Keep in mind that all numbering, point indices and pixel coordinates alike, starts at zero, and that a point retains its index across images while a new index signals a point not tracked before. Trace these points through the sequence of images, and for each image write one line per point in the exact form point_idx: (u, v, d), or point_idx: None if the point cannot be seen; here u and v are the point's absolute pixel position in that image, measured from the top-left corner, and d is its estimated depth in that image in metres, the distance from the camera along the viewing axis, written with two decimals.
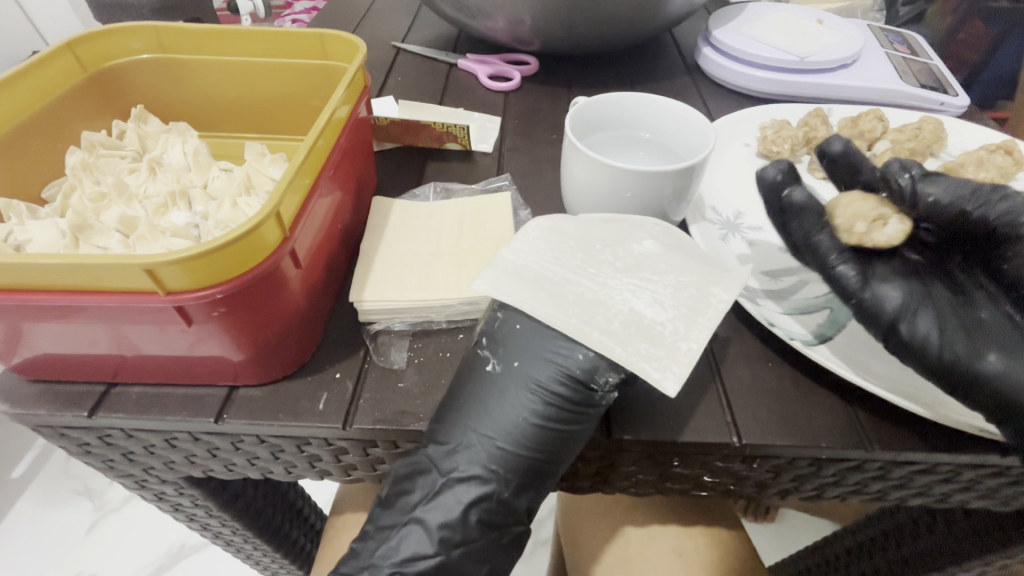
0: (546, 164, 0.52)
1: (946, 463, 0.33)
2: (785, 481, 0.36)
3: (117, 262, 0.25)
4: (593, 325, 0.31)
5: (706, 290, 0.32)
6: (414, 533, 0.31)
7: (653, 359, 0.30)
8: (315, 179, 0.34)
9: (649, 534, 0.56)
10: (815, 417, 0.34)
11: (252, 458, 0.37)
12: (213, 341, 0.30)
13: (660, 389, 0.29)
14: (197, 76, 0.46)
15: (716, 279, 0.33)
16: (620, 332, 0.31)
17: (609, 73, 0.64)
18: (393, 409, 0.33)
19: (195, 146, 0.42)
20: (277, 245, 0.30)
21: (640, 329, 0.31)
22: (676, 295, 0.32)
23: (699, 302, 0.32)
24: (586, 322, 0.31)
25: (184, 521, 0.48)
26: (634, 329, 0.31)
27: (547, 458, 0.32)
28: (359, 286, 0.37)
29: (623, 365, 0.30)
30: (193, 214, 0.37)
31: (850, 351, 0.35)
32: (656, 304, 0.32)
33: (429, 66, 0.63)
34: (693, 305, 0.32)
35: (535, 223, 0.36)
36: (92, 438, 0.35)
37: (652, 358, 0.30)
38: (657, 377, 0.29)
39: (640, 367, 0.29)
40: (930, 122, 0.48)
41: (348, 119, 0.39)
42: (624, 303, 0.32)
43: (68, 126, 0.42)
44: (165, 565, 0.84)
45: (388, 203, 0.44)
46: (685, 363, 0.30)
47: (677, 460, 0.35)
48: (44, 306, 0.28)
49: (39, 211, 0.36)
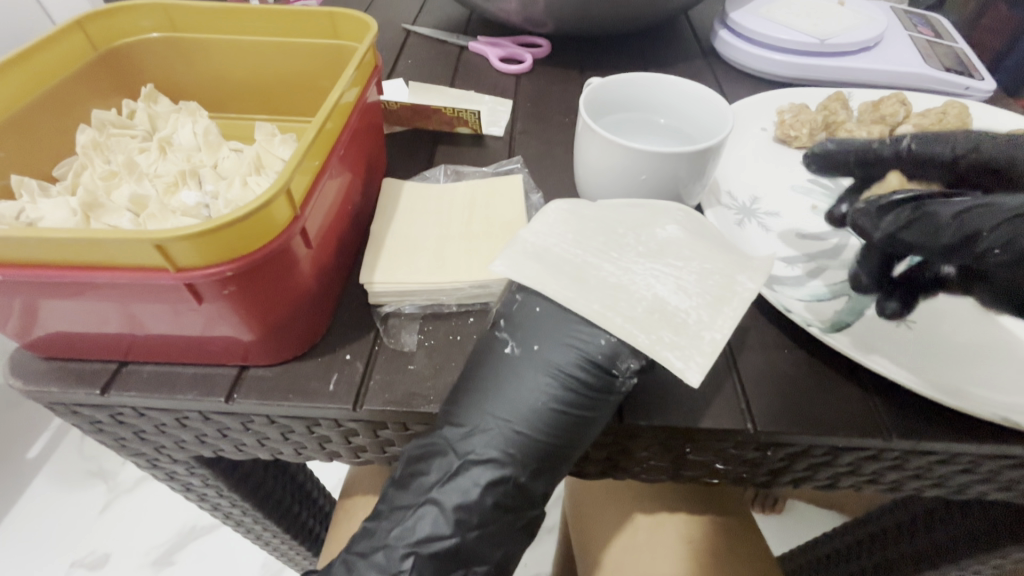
0: (558, 147, 0.51)
1: (967, 454, 0.32)
2: (799, 469, 0.36)
3: (128, 237, 0.25)
4: (616, 311, 0.30)
5: (731, 277, 0.32)
6: (429, 515, 0.31)
7: (676, 348, 0.29)
8: (325, 160, 0.33)
9: (659, 522, 0.55)
10: (834, 405, 0.33)
11: (262, 439, 0.37)
12: (224, 319, 0.30)
13: (683, 379, 0.28)
14: (206, 56, 0.45)
15: (741, 267, 0.33)
16: (643, 319, 0.30)
17: (622, 56, 0.63)
18: (403, 391, 0.33)
19: (205, 125, 0.42)
20: (287, 223, 0.29)
21: (663, 315, 0.30)
22: (700, 283, 0.31)
23: (724, 289, 0.31)
24: (608, 307, 0.31)
25: (195, 500, 0.49)
26: (657, 315, 0.30)
27: (562, 442, 0.31)
28: (370, 268, 0.37)
29: (645, 353, 0.30)
30: (202, 194, 0.37)
31: (868, 338, 0.34)
32: (679, 291, 0.31)
33: (441, 48, 0.63)
34: (717, 293, 0.31)
35: (553, 205, 0.35)
36: (104, 416, 0.35)
37: (675, 347, 0.29)
38: (681, 367, 0.29)
39: (663, 356, 0.29)
40: (956, 107, 0.47)
41: (357, 101, 0.38)
42: (648, 289, 0.31)
43: (78, 106, 0.42)
44: (177, 545, 0.85)
45: (398, 184, 0.43)
46: (709, 354, 0.29)
47: (690, 446, 0.34)
48: (57, 281, 0.28)
49: (50, 189, 0.36)
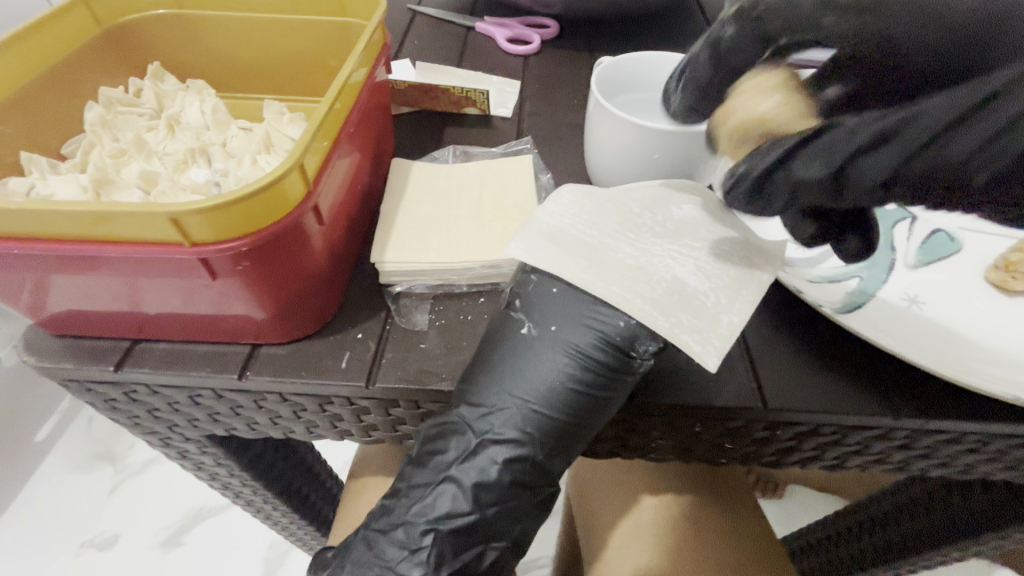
0: (567, 129, 0.50)
1: (975, 433, 0.33)
2: (807, 448, 0.36)
3: (142, 210, 0.25)
4: (634, 294, 0.30)
5: (752, 260, 0.32)
6: (449, 492, 0.31)
7: (696, 332, 0.29)
8: (334, 141, 0.33)
9: (664, 503, 0.56)
10: (845, 385, 0.33)
11: (274, 417, 0.37)
12: (237, 297, 0.30)
13: (701, 363, 0.28)
14: (213, 33, 0.45)
15: (761, 249, 0.33)
16: (662, 300, 0.30)
17: (630, 36, 0.62)
18: (415, 368, 0.33)
19: (213, 105, 0.42)
20: (300, 200, 0.29)
21: (682, 297, 0.30)
22: (721, 265, 0.32)
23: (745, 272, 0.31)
24: (626, 290, 0.30)
25: (207, 480, 0.49)
26: (676, 296, 0.30)
27: (577, 421, 0.31)
28: (381, 248, 0.37)
29: (664, 337, 0.30)
30: (212, 172, 0.37)
31: (877, 319, 0.34)
32: (699, 272, 0.31)
33: (447, 29, 0.62)
34: (737, 276, 0.31)
35: (568, 187, 0.35)
36: (118, 393, 0.36)
37: (694, 331, 0.29)
38: (700, 351, 0.29)
39: (682, 340, 0.29)
40: None
41: (365, 82, 0.37)
42: (667, 270, 0.31)
43: (86, 82, 0.42)
44: (184, 527, 0.86)
45: (407, 163, 0.43)
46: (726, 336, 0.29)
47: (699, 425, 0.34)
48: (73, 255, 0.28)
49: (60, 166, 0.36)
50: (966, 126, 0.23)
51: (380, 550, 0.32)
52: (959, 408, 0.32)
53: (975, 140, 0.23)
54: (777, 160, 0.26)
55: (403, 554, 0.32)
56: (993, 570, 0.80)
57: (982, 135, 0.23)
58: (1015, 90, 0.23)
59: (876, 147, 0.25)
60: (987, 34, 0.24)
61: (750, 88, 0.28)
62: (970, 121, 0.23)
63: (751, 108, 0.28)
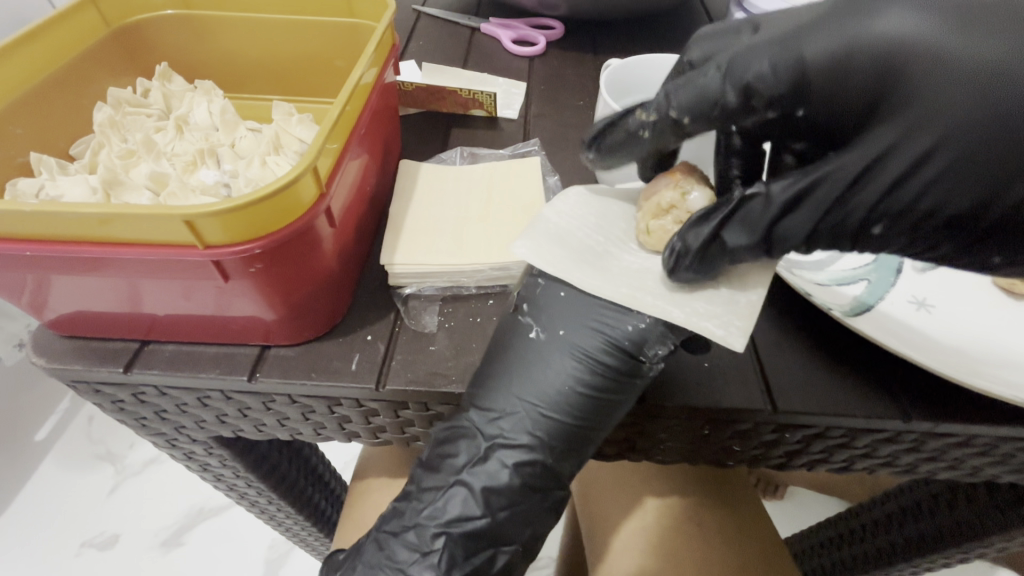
0: (573, 130, 0.51)
1: (985, 436, 0.33)
2: (815, 451, 0.36)
3: (157, 212, 0.25)
4: (643, 291, 0.30)
5: None
6: (459, 495, 0.31)
7: (715, 317, 0.29)
8: (345, 143, 0.33)
9: (669, 505, 0.56)
10: (854, 389, 0.33)
11: (282, 419, 0.37)
12: (250, 299, 0.30)
13: (727, 346, 0.28)
14: (220, 34, 0.45)
15: None
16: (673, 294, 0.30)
17: (635, 37, 0.62)
18: (425, 370, 0.33)
19: (222, 105, 0.42)
20: (313, 202, 0.29)
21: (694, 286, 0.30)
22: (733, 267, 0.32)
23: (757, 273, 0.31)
24: (636, 289, 0.30)
25: (213, 481, 0.49)
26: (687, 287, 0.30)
27: (586, 425, 0.31)
28: (391, 249, 0.37)
29: (683, 327, 0.29)
30: (222, 173, 0.37)
31: (885, 322, 0.34)
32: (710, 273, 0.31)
33: (452, 30, 0.61)
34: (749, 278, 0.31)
35: (575, 188, 0.35)
36: (126, 395, 0.35)
37: (713, 315, 0.29)
38: (724, 334, 0.28)
39: (703, 326, 0.29)
40: None
41: (375, 82, 0.37)
42: None
43: (94, 82, 0.41)
44: (185, 527, 0.86)
45: (416, 165, 0.43)
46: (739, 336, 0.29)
47: (709, 427, 0.34)
48: (84, 258, 0.28)
49: (69, 168, 0.36)
50: (865, 182, 0.26)
51: (391, 552, 0.33)
52: (969, 411, 0.32)
53: (874, 194, 0.26)
54: (709, 236, 0.27)
55: (414, 556, 0.32)
56: (995, 570, 0.80)
57: (881, 187, 0.26)
58: (903, 144, 0.25)
59: (794, 210, 0.27)
60: (883, 86, 0.25)
61: (648, 217, 0.32)
62: (868, 176, 0.26)
63: (662, 224, 0.31)
